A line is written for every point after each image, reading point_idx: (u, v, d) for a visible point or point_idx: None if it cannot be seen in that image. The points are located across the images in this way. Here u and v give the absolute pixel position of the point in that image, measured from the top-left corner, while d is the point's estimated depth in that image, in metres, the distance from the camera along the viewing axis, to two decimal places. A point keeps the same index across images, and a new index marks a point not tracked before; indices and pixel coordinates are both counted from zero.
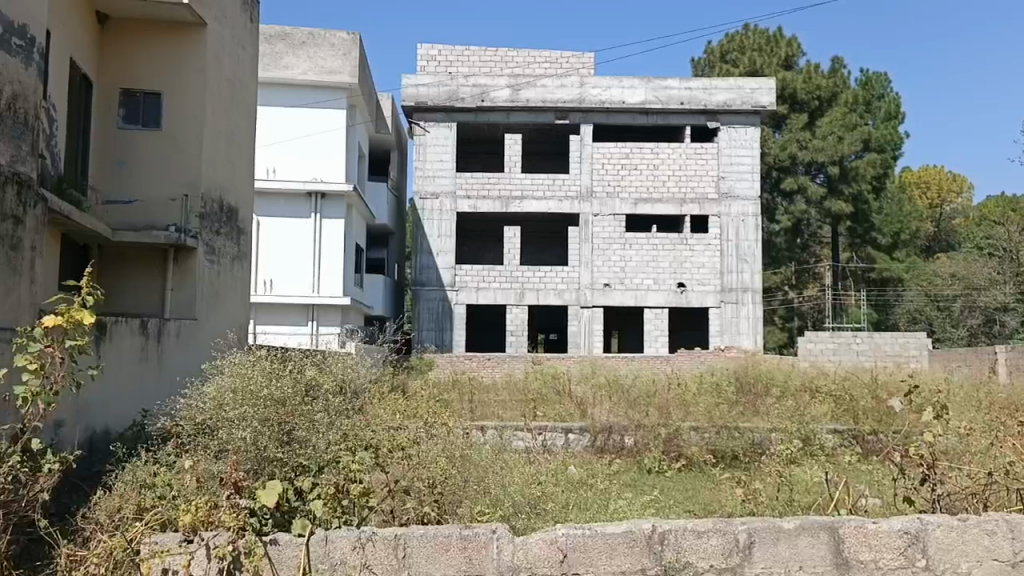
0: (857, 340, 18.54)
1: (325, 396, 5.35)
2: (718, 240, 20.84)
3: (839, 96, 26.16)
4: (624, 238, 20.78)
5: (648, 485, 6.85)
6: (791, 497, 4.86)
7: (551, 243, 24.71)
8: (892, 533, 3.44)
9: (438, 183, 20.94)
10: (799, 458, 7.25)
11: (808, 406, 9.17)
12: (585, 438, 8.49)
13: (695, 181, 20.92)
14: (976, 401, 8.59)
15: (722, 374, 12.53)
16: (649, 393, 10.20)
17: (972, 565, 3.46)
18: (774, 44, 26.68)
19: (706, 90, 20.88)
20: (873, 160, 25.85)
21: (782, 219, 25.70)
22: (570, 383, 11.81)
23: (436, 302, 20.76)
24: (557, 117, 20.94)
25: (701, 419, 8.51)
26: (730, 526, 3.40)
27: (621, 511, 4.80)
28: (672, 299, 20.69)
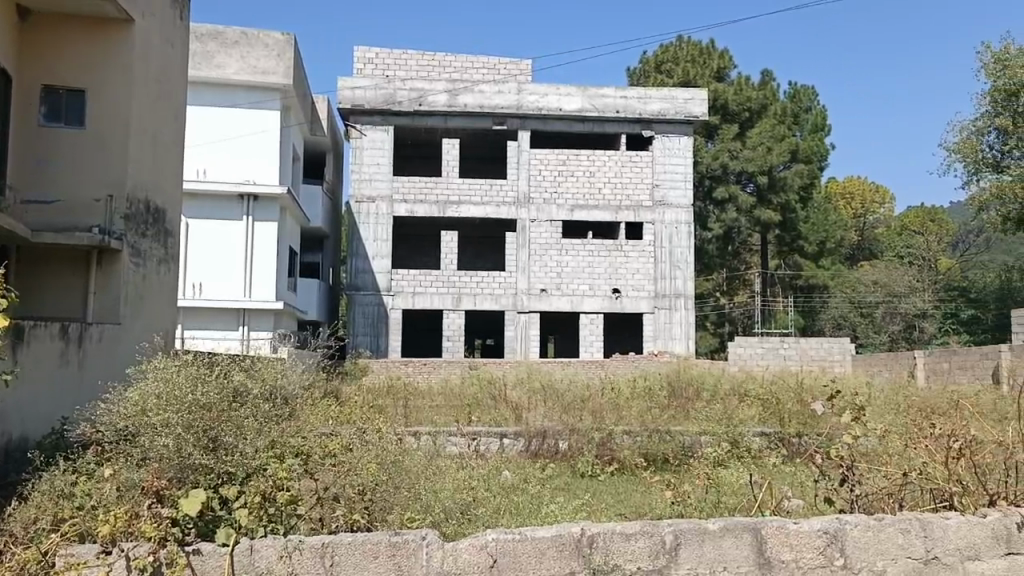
0: (784, 345, 19.06)
1: (252, 402, 5.26)
2: (652, 247, 21.17)
3: (769, 108, 26.92)
4: (561, 244, 20.95)
5: (580, 489, 6.91)
6: (719, 499, 4.95)
7: (487, 248, 24.74)
8: (812, 533, 3.54)
9: (374, 187, 20.75)
10: (726, 460, 7.44)
11: (736, 409, 9.39)
12: (519, 443, 8.52)
13: (630, 188, 21.22)
14: (894, 405, 8.92)
15: (654, 379, 12.70)
16: (582, 398, 10.29)
17: (887, 563, 3.58)
18: (707, 55, 27.28)
19: (641, 99, 21.22)
20: (800, 171, 26.73)
21: (713, 227, 26.29)
22: (505, 388, 11.82)
23: (372, 307, 20.56)
24: (495, 123, 20.99)
25: (633, 423, 8.63)
26: (657, 528, 3.45)
27: (550, 517, 4.83)
28: (607, 305, 20.92)
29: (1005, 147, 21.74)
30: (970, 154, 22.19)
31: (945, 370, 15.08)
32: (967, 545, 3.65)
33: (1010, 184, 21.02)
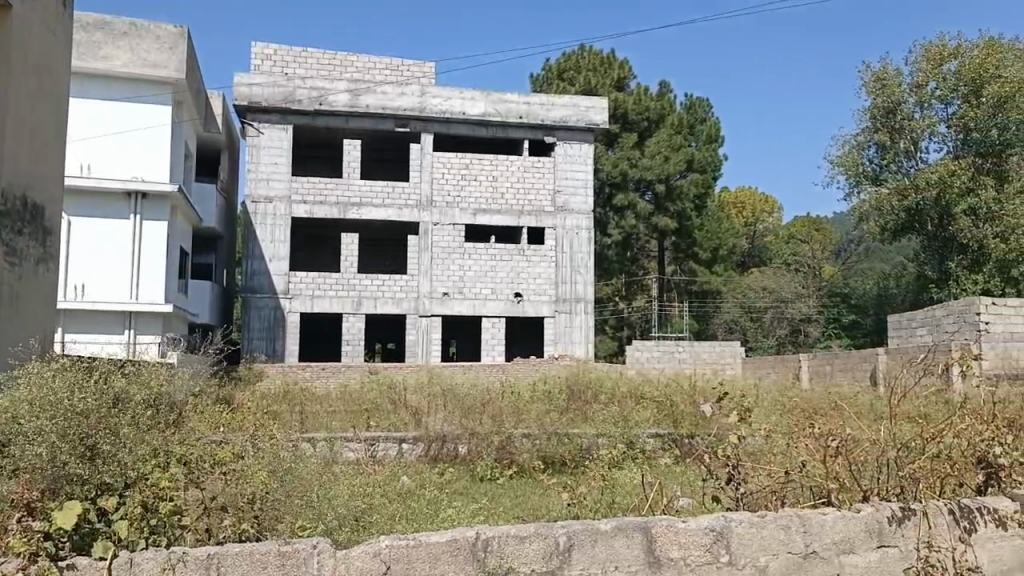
0: (679, 348, 19.62)
1: (135, 409, 5.02)
2: (553, 252, 21.42)
3: (666, 118, 27.70)
4: (463, 248, 20.93)
5: (479, 493, 6.92)
6: (612, 501, 5.05)
7: (388, 251, 24.52)
8: (699, 531, 3.65)
9: (271, 187, 20.23)
10: (622, 462, 7.61)
11: (632, 411, 9.65)
12: (417, 449, 8.45)
13: (533, 193, 21.42)
14: (779, 406, 9.33)
15: (553, 383, 12.83)
16: (482, 402, 10.32)
17: (769, 558, 3.72)
18: (607, 65, 27.86)
19: (543, 105, 21.49)
20: (696, 180, 27.65)
21: (613, 233, 26.94)
22: (406, 393, 11.71)
23: (268, 311, 20.00)
24: (397, 125, 20.81)
25: (532, 426, 8.70)
26: (551, 531, 3.49)
27: (447, 522, 4.81)
28: (508, 309, 21.04)
29: (883, 161, 23.06)
30: (852, 167, 23.43)
31: (827, 372, 15.85)
32: (843, 539, 3.82)
33: (887, 195, 22.38)
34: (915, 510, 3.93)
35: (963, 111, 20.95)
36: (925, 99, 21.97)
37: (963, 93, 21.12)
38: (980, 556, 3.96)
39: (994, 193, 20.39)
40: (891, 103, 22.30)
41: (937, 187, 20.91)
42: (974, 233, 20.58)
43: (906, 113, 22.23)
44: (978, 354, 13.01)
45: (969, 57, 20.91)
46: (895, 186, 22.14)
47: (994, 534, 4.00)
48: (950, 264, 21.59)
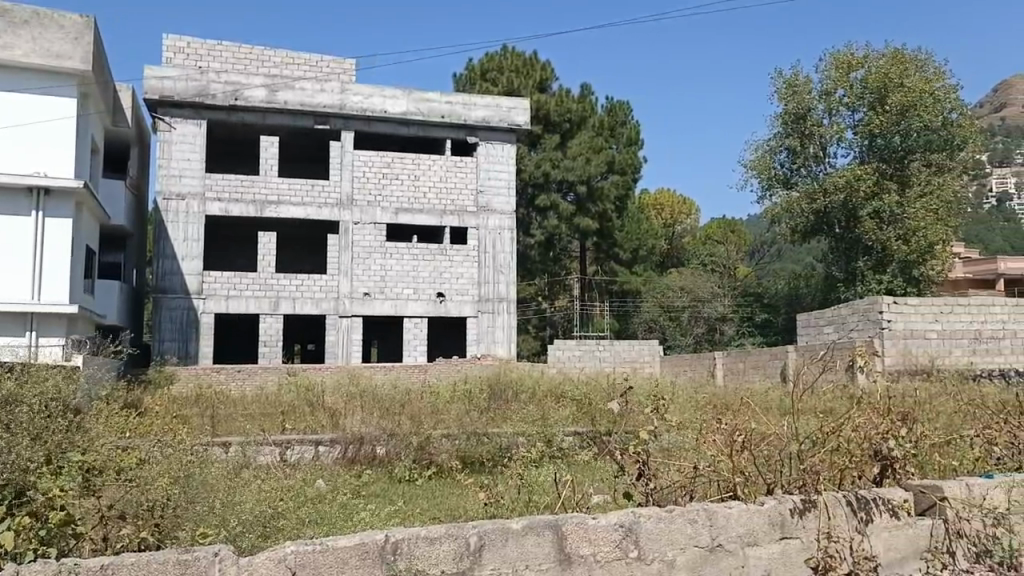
0: (600, 348, 19.87)
1: (27, 416, 4.80)
2: (476, 252, 21.39)
3: (588, 120, 28.01)
4: (384, 247, 20.70)
5: (396, 495, 6.84)
6: (529, 499, 5.07)
7: (307, 251, 24.08)
8: (608, 528, 3.69)
9: (183, 184, 19.65)
10: (541, 460, 7.65)
11: (552, 411, 9.73)
12: (335, 451, 8.29)
13: (455, 193, 21.34)
14: (692, 402, 9.56)
15: (473, 383, 12.78)
16: (401, 402, 10.24)
17: (677, 552, 3.78)
18: (530, 66, 27.97)
19: (465, 105, 21.44)
20: (617, 182, 28.06)
21: (536, 233, 27.18)
22: (323, 395, 11.49)
23: (180, 311, 19.38)
24: (316, 121, 20.47)
25: (451, 426, 8.67)
26: (462, 531, 3.47)
27: (360, 526, 4.77)
28: (430, 309, 20.90)
29: (794, 165, 23.83)
30: (764, 170, 24.10)
31: (740, 369, 16.30)
32: (747, 532, 3.92)
33: (798, 199, 23.15)
34: (816, 503, 4.05)
35: (869, 118, 21.82)
36: (833, 106, 22.88)
37: (869, 101, 22.02)
38: (877, 546, 4.12)
39: (896, 196, 21.37)
40: (802, 109, 23.12)
41: (845, 190, 21.77)
42: (879, 235, 21.45)
43: (816, 119, 23.10)
44: (880, 351, 13.60)
45: (875, 66, 21.82)
46: (805, 189, 22.93)
47: (889, 524, 4.16)
48: (857, 265, 22.37)
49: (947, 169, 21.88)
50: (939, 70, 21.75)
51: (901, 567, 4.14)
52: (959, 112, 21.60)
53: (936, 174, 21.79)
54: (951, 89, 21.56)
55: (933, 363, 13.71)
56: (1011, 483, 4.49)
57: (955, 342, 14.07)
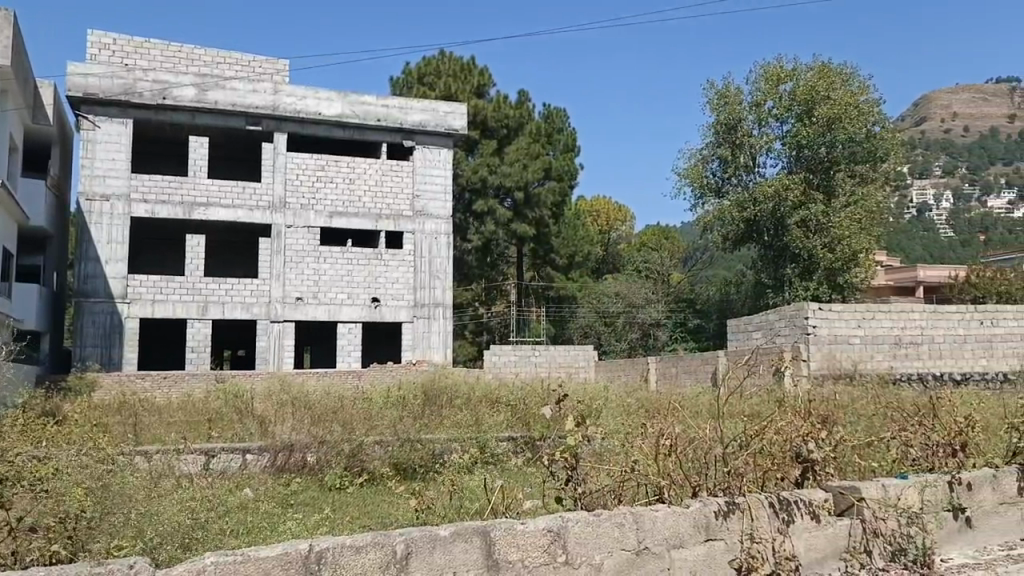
0: (535, 353, 19.94)
1: None
2: (411, 256, 21.25)
3: (525, 127, 28.16)
4: (318, 251, 20.38)
5: (326, 503, 6.72)
6: (461, 506, 5.04)
7: (237, 254, 23.57)
8: (537, 533, 3.68)
9: (107, 184, 19.05)
10: (474, 466, 7.62)
11: (485, 417, 9.71)
12: (264, 459, 8.13)
13: (391, 198, 21.15)
14: (624, 407, 9.64)
15: (407, 388, 12.69)
16: (333, 409, 10.08)
17: (604, 556, 3.80)
18: (467, 71, 27.98)
19: (401, 108, 21.31)
20: (553, 188, 28.27)
21: (473, 238, 27.16)
22: (253, 401, 11.25)
23: (104, 316, 18.75)
24: (248, 122, 20.07)
25: (384, 432, 8.57)
26: (389, 538, 3.40)
27: (285, 537, 4.66)
28: (365, 314, 20.66)
29: (725, 174, 24.35)
30: (697, 179, 24.56)
31: (672, 373, 16.58)
32: (673, 534, 3.96)
33: (728, 207, 23.60)
34: (739, 505, 4.12)
35: (797, 130, 22.41)
36: (763, 118, 23.49)
37: (797, 113, 22.68)
38: (797, 546, 4.21)
39: (823, 206, 22.05)
40: (733, 120, 23.68)
41: (774, 200, 22.36)
42: (806, 243, 22.08)
43: (746, 129, 23.69)
44: (806, 357, 13.97)
45: (803, 79, 22.49)
46: (736, 198, 23.45)
47: (809, 525, 4.26)
48: (785, 272, 22.93)
49: (870, 180, 22.69)
50: (863, 84, 22.56)
51: (820, 567, 4.25)
52: (881, 125, 22.44)
53: (859, 184, 22.58)
54: (874, 103, 22.39)
55: (856, 366, 14.15)
56: (925, 483, 4.65)
57: (877, 347, 14.53)
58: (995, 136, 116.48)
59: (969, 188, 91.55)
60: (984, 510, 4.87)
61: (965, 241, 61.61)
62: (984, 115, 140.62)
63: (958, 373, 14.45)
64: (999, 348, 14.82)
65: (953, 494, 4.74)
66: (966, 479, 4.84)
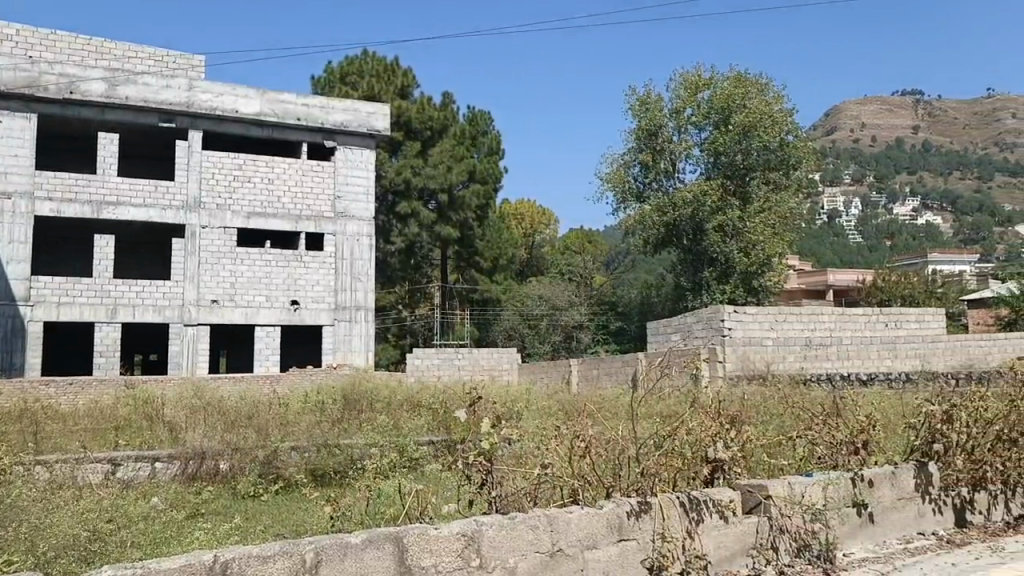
0: (458, 355, 19.90)
1: None
2: (332, 258, 20.90)
3: (449, 129, 28.09)
4: (235, 252, 19.85)
5: (239, 512, 6.53)
6: (376, 512, 4.95)
7: (150, 256, 22.77)
8: (450, 537, 3.65)
9: (9, 181, 18.21)
10: (392, 471, 7.52)
11: (406, 422, 9.61)
12: (173, 467, 7.84)
13: (312, 198, 20.77)
14: (544, 409, 9.69)
15: (326, 392, 12.47)
16: (248, 415, 9.82)
17: (518, 559, 3.79)
18: (391, 72, 27.72)
19: (322, 108, 20.96)
20: (477, 191, 28.27)
21: (396, 240, 26.92)
22: (164, 408, 10.86)
23: (5, 319, 17.87)
24: (161, 119, 19.42)
25: (300, 438, 8.40)
26: (297, 547, 3.30)
27: (191, 547, 4.52)
28: (284, 317, 20.20)
29: (647, 179, 24.77)
30: (619, 183, 24.92)
31: (594, 375, 16.75)
32: (586, 536, 3.98)
33: (649, 211, 24.03)
34: (652, 505, 4.17)
35: (714, 137, 23.03)
36: (683, 124, 24.05)
37: (714, 120, 23.28)
38: (707, 544, 4.29)
39: (738, 211, 22.67)
40: (654, 126, 24.15)
41: (692, 205, 22.85)
42: (723, 248, 22.72)
43: (667, 135, 24.19)
44: (722, 358, 14.30)
45: (720, 87, 23.11)
46: (657, 202, 23.88)
47: (719, 523, 4.34)
48: (703, 276, 23.43)
49: (782, 187, 23.50)
50: (778, 94, 23.31)
51: (730, 563, 4.35)
52: (795, 134, 23.28)
53: (774, 191, 23.35)
54: (788, 112, 23.19)
55: (770, 367, 14.54)
56: (828, 480, 4.79)
57: (789, 348, 15.00)
58: (900, 146, 121.94)
59: (876, 196, 95.82)
60: (884, 505, 5.06)
61: (872, 246, 64.35)
62: (890, 127, 147.13)
63: (861, 372, 14.81)
64: (901, 348, 15.26)
65: (855, 491, 4.91)
66: (867, 476, 5.02)
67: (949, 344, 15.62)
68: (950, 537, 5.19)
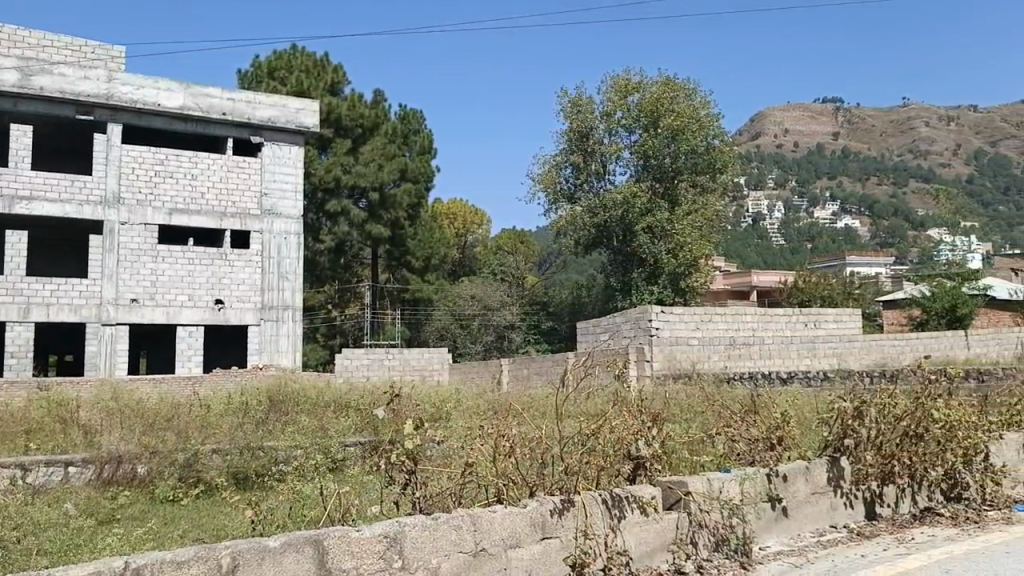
0: (388, 356, 19.73)
1: None
2: (258, 257, 20.46)
3: (380, 127, 27.86)
4: (156, 250, 19.26)
5: (157, 517, 6.32)
6: (297, 516, 4.87)
7: (66, 253, 21.93)
8: (371, 539, 3.60)
9: None
10: (317, 473, 7.40)
11: (331, 423, 9.48)
12: (87, 472, 7.55)
13: (237, 195, 20.27)
14: (471, 409, 9.67)
15: (250, 394, 12.21)
16: (168, 417, 9.56)
17: (441, 560, 3.77)
18: (321, 68, 27.33)
19: (249, 103, 20.51)
20: (409, 189, 27.83)
21: (325, 238, 26.53)
22: (78, 410, 10.47)
23: None
24: (78, 111, 18.75)
25: (222, 441, 8.20)
26: (214, 552, 3.19)
27: (102, 554, 4.36)
28: (207, 317, 19.65)
29: (578, 180, 25.00)
30: (550, 185, 25.10)
31: (524, 375, 16.82)
32: (509, 534, 4.00)
33: (579, 212, 24.26)
34: (574, 502, 4.21)
35: (643, 140, 23.42)
36: (613, 127, 24.36)
37: (643, 123, 23.67)
38: (629, 541, 4.35)
39: (666, 213, 23.12)
40: (585, 128, 24.40)
41: (622, 207, 23.18)
42: (651, 249, 23.10)
43: (597, 137, 24.48)
44: (649, 357, 14.54)
45: (649, 92, 23.51)
46: (587, 203, 24.12)
47: (640, 520, 4.41)
48: (632, 276, 23.78)
49: (709, 191, 24.07)
50: (705, 99, 23.86)
51: (651, 560, 4.41)
52: (721, 138, 23.88)
53: (700, 194, 23.85)
54: (715, 117, 23.78)
55: (695, 366, 14.83)
56: (745, 477, 4.91)
57: (713, 348, 15.29)
58: (821, 152, 126.15)
59: (799, 200, 98.84)
60: (798, 500, 5.22)
61: (794, 248, 66.33)
62: (812, 132, 151.85)
63: (782, 371, 15.24)
64: (819, 347, 15.75)
65: (770, 486, 5.05)
66: (782, 472, 5.16)
67: (865, 343, 16.22)
68: (860, 529, 5.39)
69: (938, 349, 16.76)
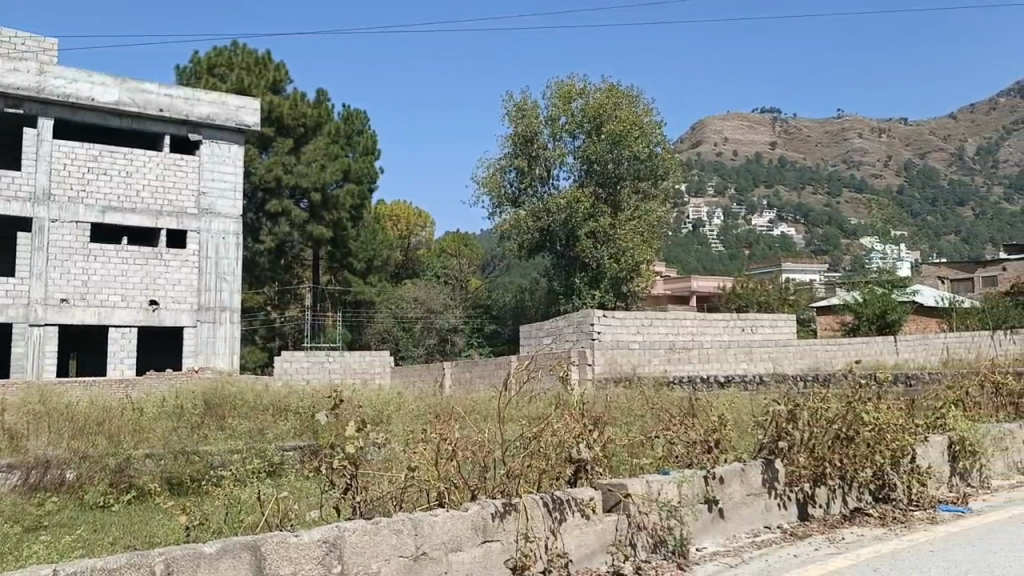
0: (329, 358, 19.48)
1: None
2: (195, 257, 20.01)
3: (322, 126, 27.56)
4: (88, 249, 18.69)
5: (86, 523, 6.13)
6: (234, 521, 4.78)
7: None
8: (310, 544, 3.55)
9: None
10: (253, 476, 7.27)
11: (269, 427, 9.31)
12: (12, 479, 7.05)
13: (174, 193, 19.78)
14: (412, 413, 9.57)
15: (186, 397, 11.93)
16: (99, 420, 9.27)
17: (381, 563, 3.74)
18: (262, 66, 26.91)
19: (187, 100, 20.05)
20: (352, 190, 27.68)
21: (265, 239, 26.10)
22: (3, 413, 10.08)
23: None
24: (6, 104, 18.12)
25: (157, 445, 7.99)
26: (147, 558, 3.12)
27: (27, 562, 4.22)
28: (141, 318, 19.13)
29: (522, 184, 25.09)
30: (494, 188, 25.13)
31: (467, 378, 16.81)
32: (451, 538, 3.99)
33: (524, 216, 24.34)
34: (516, 505, 4.23)
35: (586, 145, 23.67)
36: (557, 132, 24.55)
37: (587, 129, 23.93)
38: (569, 543, 4.39)
39: (609, 218, 23.41)
40: (529, 132, 24.54)
41: (565, 211, 23.36)
42: (593, 254, 23.32)
43: (541, 142, 24.63)
44: (592, 361, 14.66)
45: (593, 98, 23.78)
46: (531, 207, 24.22)
47: (580, 522, 4.45)
48: (574, 280, 23.96)
49: (651, 197, 24.44)
50: (647, 107, 24.28)
51: (591, 561, 4.46)
52: (662, 146, 24.34)
53: (642, 200, 24.19)
54: (657, 125, 24.24)
55: (635, 368, 15.01)
56: (683, 478, 4.99)
57: (653, 352, 15.45)
58: (759, 161, 129.06)
59: (737, 207, 100.92)
60: (734, 501, 5.33)
61: (733, 255, 67.68)
62: (750, 141, 155.22)
63: (720, 374, 15.52)
64: (755, 351, 16.12)
65: (706, 488, 5.15)
66: (718, 474, 5.26)
67: (799, 348, 16.65)
68: (794, 530, 5.53)
69: (868, 352, 17.29)
